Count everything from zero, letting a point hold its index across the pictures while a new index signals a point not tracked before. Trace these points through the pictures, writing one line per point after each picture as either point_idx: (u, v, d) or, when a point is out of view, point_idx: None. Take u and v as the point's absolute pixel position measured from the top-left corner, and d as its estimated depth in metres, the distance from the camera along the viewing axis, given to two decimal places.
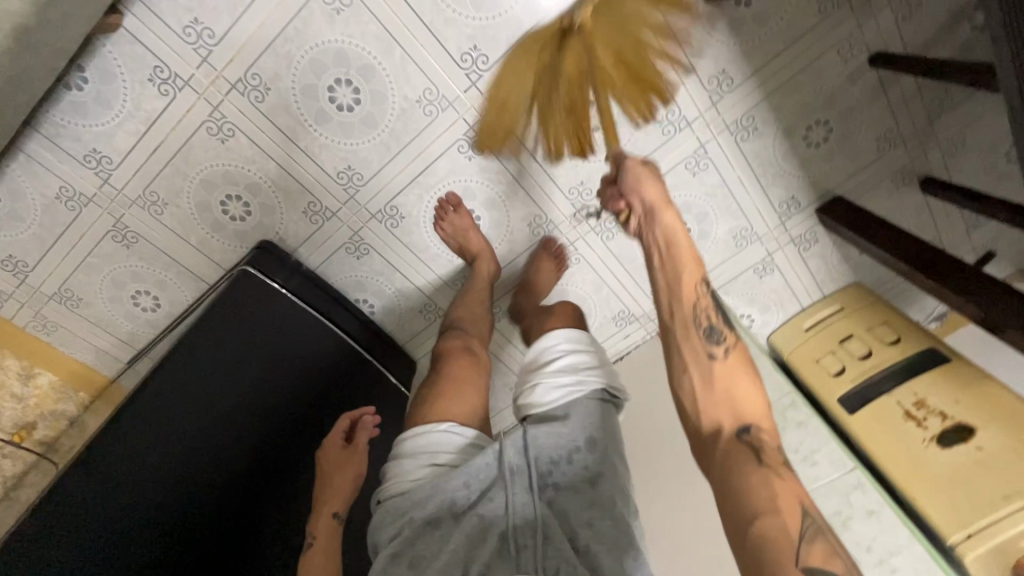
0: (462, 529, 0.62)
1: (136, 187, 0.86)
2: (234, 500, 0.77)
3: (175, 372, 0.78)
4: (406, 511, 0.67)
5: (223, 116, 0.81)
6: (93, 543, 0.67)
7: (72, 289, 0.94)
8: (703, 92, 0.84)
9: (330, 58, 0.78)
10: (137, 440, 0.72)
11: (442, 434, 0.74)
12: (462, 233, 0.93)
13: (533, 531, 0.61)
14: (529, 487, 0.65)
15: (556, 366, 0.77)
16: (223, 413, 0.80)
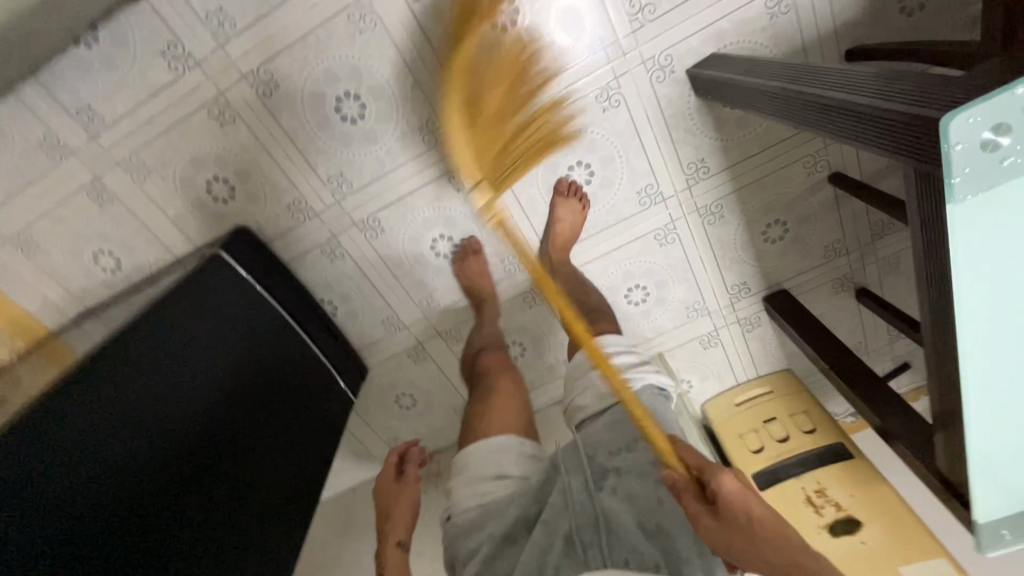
0: (533, 541, 0.72)
1: (124, 150, 0.87)
2: (215, 463, 0.75)
3: (144, 345, 0.73)
4: (483, 525, 0.76)
5: (227, 102, 0.83)
6: (93, 472, 0.61)
7: (33, 235, 0.93)
8: (682, 174, 0.91)
9: (345, 71, 0.82)
10: (133, 376, 0.70)
11: (500, 445, 0.80)
12: (478, 275, 0.99)
13: (593, 529, 0.73)
14: (585, 487, 0.76)
15: (607, 368, 0.86)
16: (187, 396, 0.75)
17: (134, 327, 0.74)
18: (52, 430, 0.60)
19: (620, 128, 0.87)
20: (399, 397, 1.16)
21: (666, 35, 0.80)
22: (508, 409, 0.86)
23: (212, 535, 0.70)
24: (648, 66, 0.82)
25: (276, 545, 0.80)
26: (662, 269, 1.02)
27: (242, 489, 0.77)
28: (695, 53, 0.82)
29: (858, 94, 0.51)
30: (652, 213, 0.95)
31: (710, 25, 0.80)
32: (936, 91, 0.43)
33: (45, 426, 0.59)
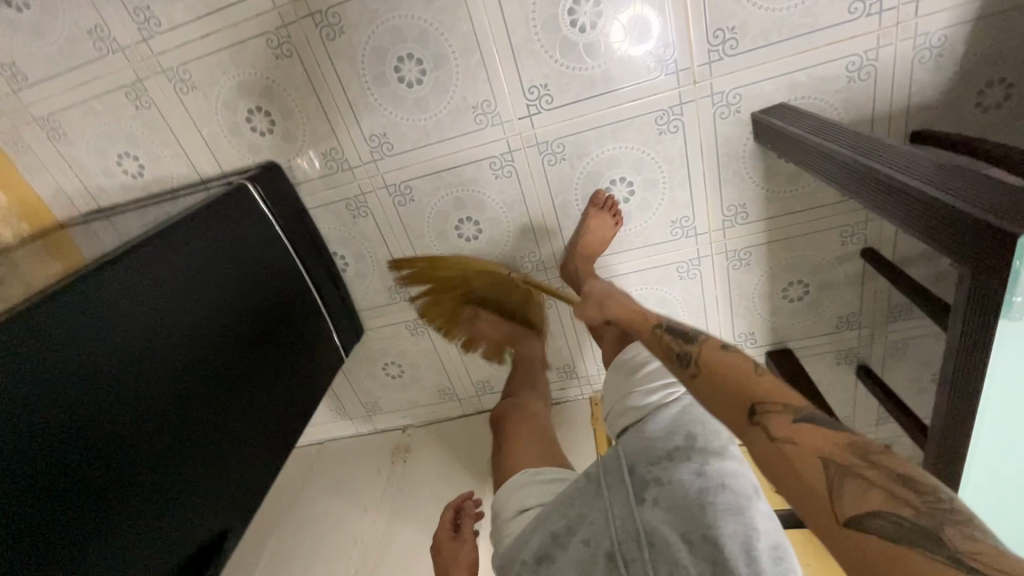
0: (572, 558, 0.57)
1: (172, 59, 0.85)
2: (200, 389, 0.74)
3: (151, 263, 0.72)
4: (515, 556, 0.62)
5: (287, 36, 0.81)
6: (78, 374, 0.60)
7: (62, 122, 0.92)
8: (720, 215, 0.91)
9: (413, 33, 0.80)
10: (137, 286, 0.69)
11: (516, 484, 0.73)
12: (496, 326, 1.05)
13: (636, 542, 0.54)
14: (627, 501, 0.58)
15: (646, 370, 0.69)
16: (181, 323, 0.74)
17: (149, 241, 0.73)
18: (48, 331, 0.59)
19: (671, 154, 0.86)
20: (387, 365, 1.15)
21: (740, 74, 0.79)
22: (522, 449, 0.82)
23: (185, 465, 0.70)
24: (716, 100, 0.81)
25: (238, 489, 0.78)
26: (676, 301, 1.01)
27: (222, 426, 0.76)
28: (765, 98, 0.81)
29: (927, 183, 0.51)
30: (681, 245, 0.94)
31: (786, 74, 0.79)
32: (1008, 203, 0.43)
33: (42, 327, 0.58)
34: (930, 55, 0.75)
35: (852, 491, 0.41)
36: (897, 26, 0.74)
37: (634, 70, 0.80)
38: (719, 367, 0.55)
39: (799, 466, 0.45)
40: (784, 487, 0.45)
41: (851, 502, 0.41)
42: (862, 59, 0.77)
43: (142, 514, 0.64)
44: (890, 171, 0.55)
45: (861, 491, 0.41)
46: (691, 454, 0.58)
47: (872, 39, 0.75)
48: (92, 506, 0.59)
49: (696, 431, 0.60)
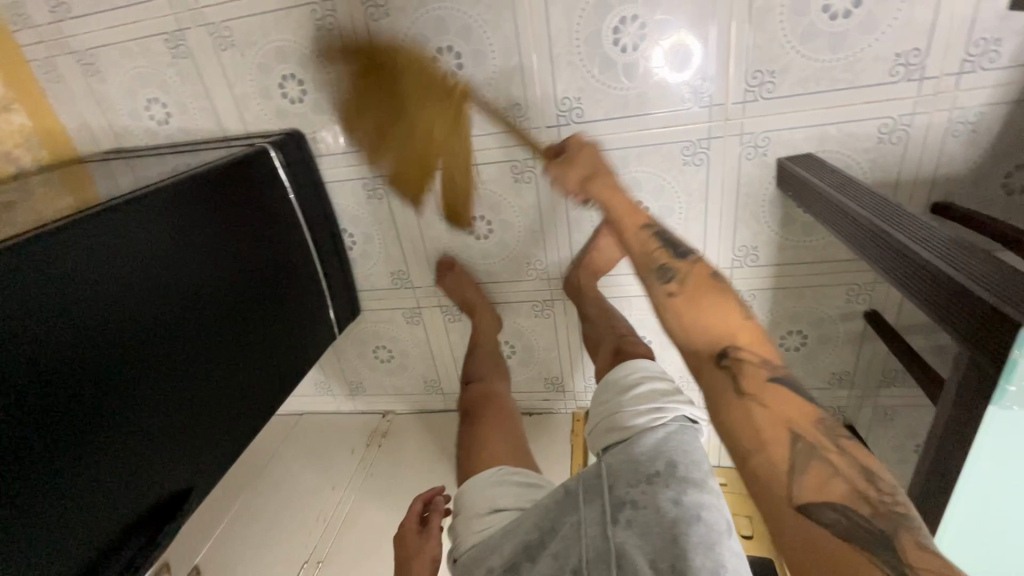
0: (540, 570, 0.57)
1: (216, 15, 0.85)
2: (187, 344, 0.74)
3: (149, 215, 0.70)
4: (487, 559, 0.62)
5: (333, 10, 0.82)
6: (68, 312, 0.60)
7: (98, 59, 0.92)
8: (729, 255, 0.91)
9: (456, 27, 0.80)
10: (142, 232, 0.69)
11: (491, 479, 0.73)
12: (461, 290, 1.01)
13: (604, 564, 0.54)
14: (602, 520, 0.58)
15: (634, 391, 0.69)
16: (170, 280, 0.72)
17: (161, 191, 0.72)
18: (30, 273, 0.57)
19: (691, 186, 0.86)
20: (377, 348, 1.15)
21: (773, 117, 0.79)
22: (499, 447, 0.82)
23: (154, 423, 0.69)
24: (745, 140, 0.81)
25: (209, 449, 0.78)
26: None
27: (199, 388, 0.76)
28: (794, 146, 0.80)
29: (938, 257, 0.51)
30: None
31: (818, 126, 0.79)
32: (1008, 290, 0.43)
33: (25, 268, 0.56)
34: (964, 129, 0.75)
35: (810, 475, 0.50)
36: (936, 96, 0.74)
37: (668, 98, 0.80)
38: (702, 300, 0.64)
39: (767, 432, 0.54)
40: (745, 436, 0.55)
41: (808, 489, 0.50)
42: (895, 123, 0.77)
43: (103, 469, 0.63)
44: (903, 238, 0.55)
45: (822, 479, 0.50)
46: (671, 481, 0.57)
47: (909, 104, 0.75)
48: (52, 454, 0.58)
49: (678, 459, 0.60)
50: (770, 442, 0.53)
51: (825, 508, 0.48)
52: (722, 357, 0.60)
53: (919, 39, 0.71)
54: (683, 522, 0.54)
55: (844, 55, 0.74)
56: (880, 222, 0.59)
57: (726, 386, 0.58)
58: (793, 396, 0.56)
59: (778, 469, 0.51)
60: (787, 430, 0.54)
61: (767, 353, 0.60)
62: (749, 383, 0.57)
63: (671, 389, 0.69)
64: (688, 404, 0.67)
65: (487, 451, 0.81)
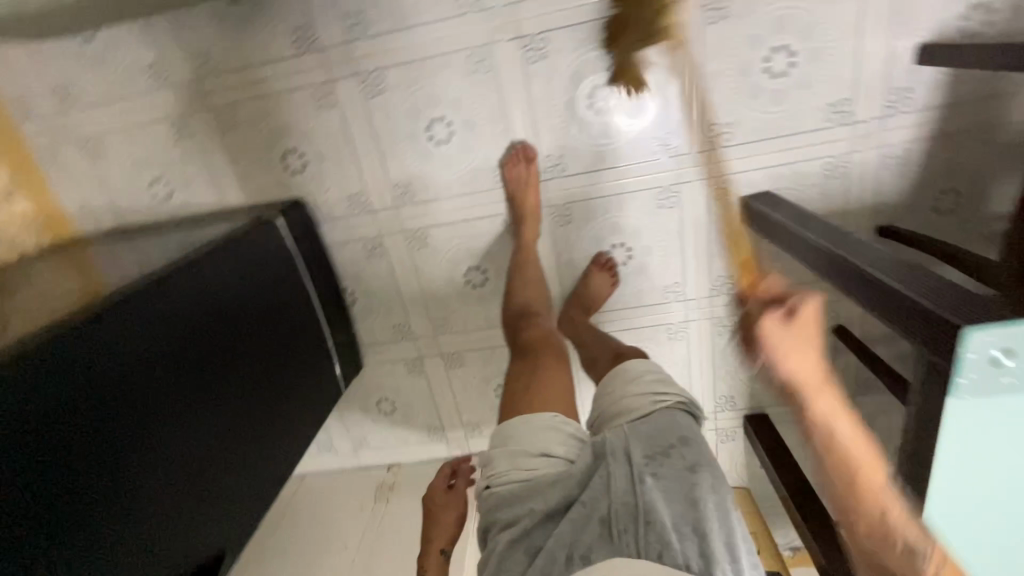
0: (569, 517, 0.62)
1: (221, 99, 0.92)
2: (206, 414, 0.76)
3: (155, 297, 0.72)
4: (523, 501, 0.66)
5: (332, 90, 0.90)
6: (95, 400, 0.62)
7: (102, 144, 0.97)
8: (708, 284, 0.99)
9: (446, 100, 0.89)
10: (159, 312, 0.72)
11: (544, 425, 0.71)
12: (522, 185, 0.92)
13: (632, 516, 0.59)
14: (630, 476, 0.62)
15: (643, 378, 0.74)
16: (185, 346, 0.74)
17: (174, 271, 0.76)
18: (42, 377, 0.57)
19: (667, 226, 0.95)
20: (380, 401, 1.18)
21: (732, 162, 0.90)
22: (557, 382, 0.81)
23: (177, 496, 0.70)
24: (710, 183, 0.91)
25: (233, 512, 0.79)
26: (663, 360, 1.07)
27: (218, 452, 0.77)
28: (752, 184, 0.91)
29: (889, 275, 0.58)
30: (670, 307, 1.02)
31: (772, 166, 0.89)
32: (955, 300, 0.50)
33: (35, 374, 0.57)
34: (893, 162, 0.87)
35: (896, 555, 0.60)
36: (867, 137, 0.86)
37: (640, 150, 0.90)
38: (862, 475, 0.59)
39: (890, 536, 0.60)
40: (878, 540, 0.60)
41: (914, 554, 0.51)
42: (836, 161, 0.88)
43: (132, 551, 0.64)
44: (856, 261, 0.63)
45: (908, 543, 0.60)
46: (685, 452, 0.64)
47: (845, 145, 0.87)
48: (81, 545, 0.59)
49: (689, 434, 0.66)
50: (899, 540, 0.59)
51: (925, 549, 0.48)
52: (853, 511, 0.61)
53: (846, 91, 0.84)
54: (700, 490, 0.61)
55: (786, 106, 0.85)
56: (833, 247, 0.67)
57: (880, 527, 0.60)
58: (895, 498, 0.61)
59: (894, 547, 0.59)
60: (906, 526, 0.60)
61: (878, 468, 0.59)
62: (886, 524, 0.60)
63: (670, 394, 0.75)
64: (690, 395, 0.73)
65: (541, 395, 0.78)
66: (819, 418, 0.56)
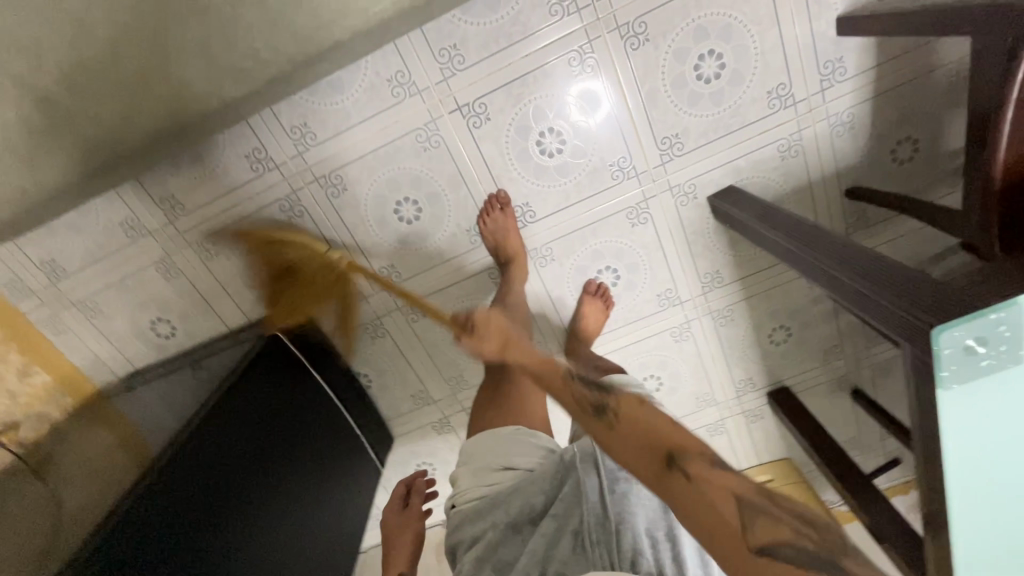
0: (540, 532, 0.63)
1: (196, 234, 0.96)
2: (277, 531, 0.81)
3: (204, 439, 0.78)
4: (488, 514, 0.69)
5: (298, 200, 0.93)
6: (184, 549, 0.67)
7: (97, 301, 1.01)
8: (699, 283, 1.02)
9: (407, 181, 0.92)
10: (212, 452, 0.78)
11: (512, 436, 0.79)
12: (502, 233, 0.93)
13: (603, 526, 0.60)
14: (601, 489, 0.63)
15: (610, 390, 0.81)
16: (243, 465, 0.81)
17: (212, 412, 0.82)
18: (133, 547, 0.63)
19: (645, 240, 0.98)
20: (419, 465, 1.21)
21: (691, 168, 0.92)
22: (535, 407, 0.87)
23: None
24: (675, 191, 0.94)
25: None
26: (675, 362, 1.10)
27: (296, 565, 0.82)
28: (715, 182, 0.93)
29: (863, 270, 0.60)
30: (669, 313, 1.05)
31: (730, 161, 0.92)
32: (926, 292, 0.52)
33: (125, 546, 0.62)
34: (844, 128, 0.89)
35: (758, 523, 0.44)
36: (812, 112, 0.88)
37: (601, 179, 0.93)
38: (613, 435, 0.53)
39: (718, 506, 0.45)
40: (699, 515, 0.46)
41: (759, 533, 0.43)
42: (789, 141, 0.90)
43: None
44: (826, 261, 0.65)
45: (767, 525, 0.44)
46: None
47: (794, 125, 0.89)
48: None
49: None
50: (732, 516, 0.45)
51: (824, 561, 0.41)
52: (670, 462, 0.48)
53: (781, 76, 0.86)
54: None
55: (727, 105, 0.88)
56: (802, 247, 0.70)
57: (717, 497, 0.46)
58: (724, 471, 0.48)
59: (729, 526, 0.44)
60: (734, 500, 0.46)
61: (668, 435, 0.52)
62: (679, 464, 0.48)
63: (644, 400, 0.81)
64: None
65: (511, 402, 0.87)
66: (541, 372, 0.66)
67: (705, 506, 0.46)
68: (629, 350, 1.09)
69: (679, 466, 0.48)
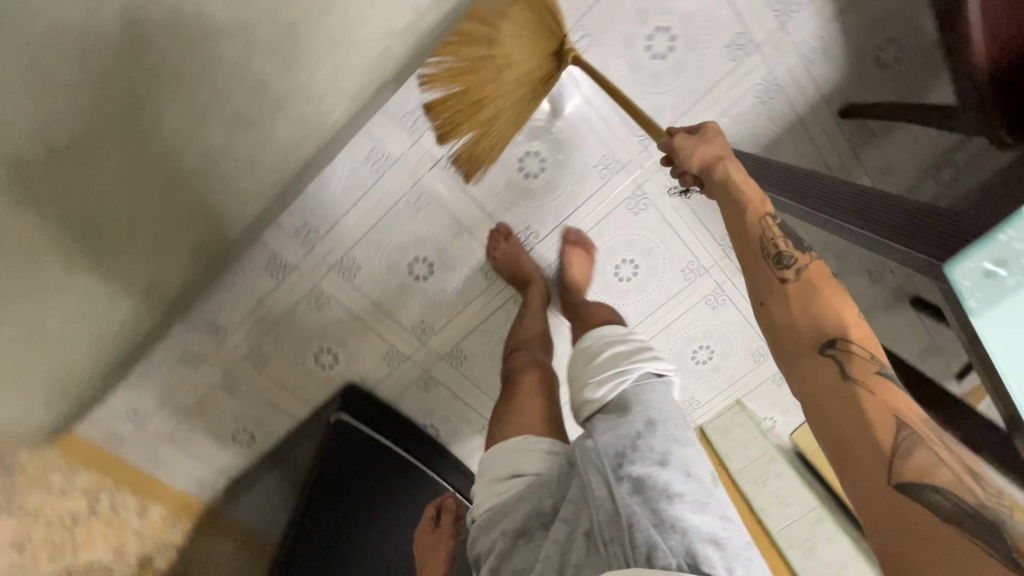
0: (550, 537, 0.59)
1: (244, 346, 1.02)
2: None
3: (296, 546, 0.95)
4: (498, 523, 0.65)
5: (321, 290, 0.98)
6: None
7: (180, 430, 1.10)
8: (718, 247, 1.01)
9: (413, 243, 0.96)
10: (304, 553, 0.95)
11: (517, 445, 0.72)
12: (516, 259, 0.96)
13: (616, 523, 0.57)
14: (606, 479, 0.60)
15: (601, 359, 0.77)
16: (337, 545, 0.98)
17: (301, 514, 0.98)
18: None
19: (652, 224, 0.98)
20: None
21: None
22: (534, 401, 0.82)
23: None
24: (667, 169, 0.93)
25: None
26: (721, 327, 1.10)
27: None
28: None
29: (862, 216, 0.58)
30: (699, 283, 1.04)
31: (709, 125, 0.91)
32: (926, 231, 0.50)
33: None
34: (818, 53, 0.86)
35: (919, 455, 0.43)
36: (779, 49, 0.86)
37: (591, 180, 0.94)
38: (803, 300, 0.56)
39: (871, 418, 0.47)
40: (837, 426, 0.48)
41: (908, 467, 0.43)
42: (764, 85, 0.88)
43: None
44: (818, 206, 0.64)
45: (928, 462, 0.43)
46: (655, 442, 0.64)
47: (765, 69, 0.87)
48: None
49: (655, 417, 0.67)
50: (875, 432, 0.46)
51: (930, 489, 0.41)
52: (829, 348, 0.52)
53: (736, 27, 0.84)
54: (676, 479, 0.61)
55: (691, 72, 0.86)
56: (795, 199, 0.66)
57: (854, 406, 0.48)
58: (897, 391, 0.49)
59: (876, 445, 0.45)
60: (894, 417, 0.46)
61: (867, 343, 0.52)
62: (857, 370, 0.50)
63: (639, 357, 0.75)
64: (646, 363, 0.74)
65: (512, 414, 0.79)
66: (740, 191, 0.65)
67: (855, 414, 0.47)
68: (670, 329, 1.10)
69: (841, 363, 0.51)
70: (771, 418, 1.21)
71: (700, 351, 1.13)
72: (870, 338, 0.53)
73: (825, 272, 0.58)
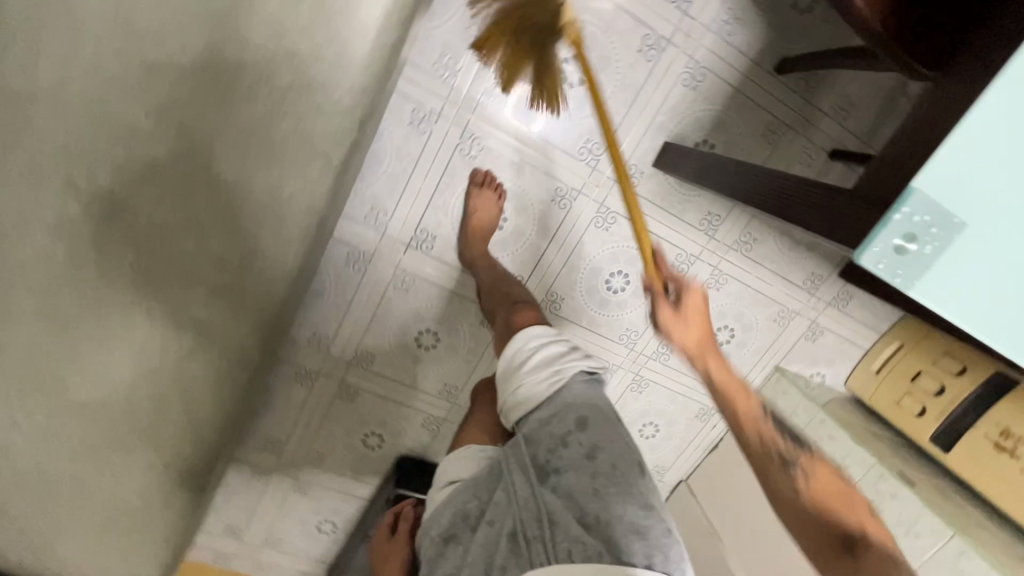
0: (476, 540, 0.66)
1: (301, 450, 1.13)
2: None
3: None
4: (431, 531, 0.71)
5: (349, 384, 1.07)
6: None
7: (274, 535, 1.22)
8: (699, 232, 1.01)
9: (413, 320, 1.03)
10: None
11: (460, 456, 0.78)
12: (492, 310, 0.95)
13: (538, 522, 0.65)
14: (529, 482, 0.69)
15: (529, 364, 0.79)
16: None
17: None
18: None
19: (627, 232, 1.00)
20: None
21: (621, 153, 0.93)
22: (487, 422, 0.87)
23: None
24: (622, 179, 0.95)
25: None
26: (732, 305, 1.08)
27: None
28: (649, 150, 0.93)
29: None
30: (694, 270, 1.04)
31: (650, 125, 0.90)
32: (865, 209, 0.52)
33: None
34: (730, 26, 0.86)
35: None
36: (691, 35, 0.86)
37: (553, 212, 0.96)
38: (824, 495, 0.60)
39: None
40: None
41: None
42: (691, 72, 0.88)
43: None
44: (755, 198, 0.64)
45: None
46: (580, 437, 0.71)
47: (685, 57, 0.87)
48: None
49: (586, 414, 0.73)
50: None
51: None
52: (850, 551, 0.56)
53: (642, 30, 0.84)
54: (600, 474, 0.67)
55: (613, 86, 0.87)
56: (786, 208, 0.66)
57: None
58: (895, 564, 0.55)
59: None
60: None
61: (873, 529, 0.58)
62: (870, 558, 0.55)
63: (565, 356, 0.80)
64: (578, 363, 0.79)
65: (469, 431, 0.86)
66: (725, 395, 0.65)
67: None
68: None
69: (860, 558, 0.56)
70: (818, 373, 1.18)
71: (721, 332, 1.11)
72: (886, 537, 0.58)
73: (833, 475, 0.63)
